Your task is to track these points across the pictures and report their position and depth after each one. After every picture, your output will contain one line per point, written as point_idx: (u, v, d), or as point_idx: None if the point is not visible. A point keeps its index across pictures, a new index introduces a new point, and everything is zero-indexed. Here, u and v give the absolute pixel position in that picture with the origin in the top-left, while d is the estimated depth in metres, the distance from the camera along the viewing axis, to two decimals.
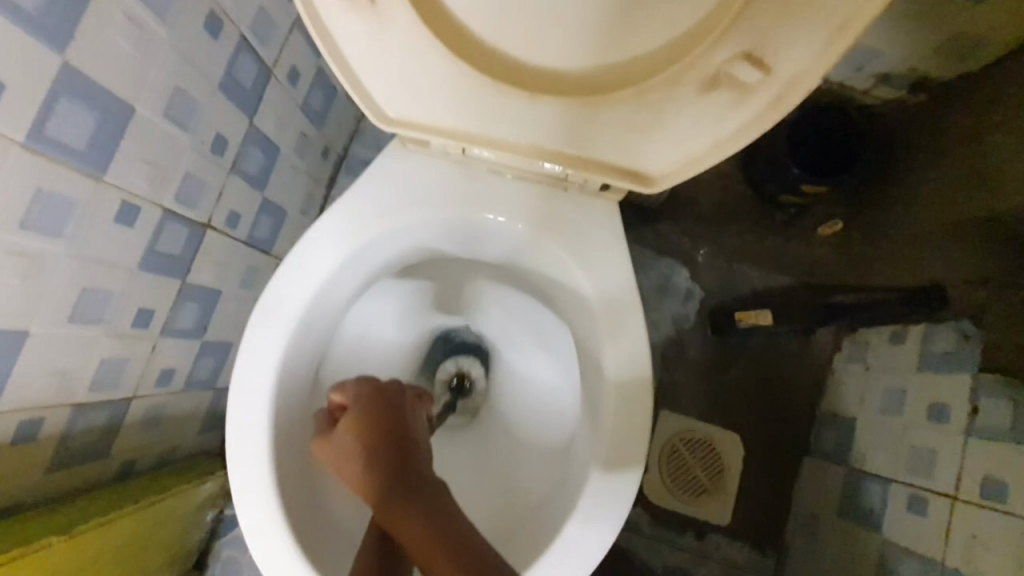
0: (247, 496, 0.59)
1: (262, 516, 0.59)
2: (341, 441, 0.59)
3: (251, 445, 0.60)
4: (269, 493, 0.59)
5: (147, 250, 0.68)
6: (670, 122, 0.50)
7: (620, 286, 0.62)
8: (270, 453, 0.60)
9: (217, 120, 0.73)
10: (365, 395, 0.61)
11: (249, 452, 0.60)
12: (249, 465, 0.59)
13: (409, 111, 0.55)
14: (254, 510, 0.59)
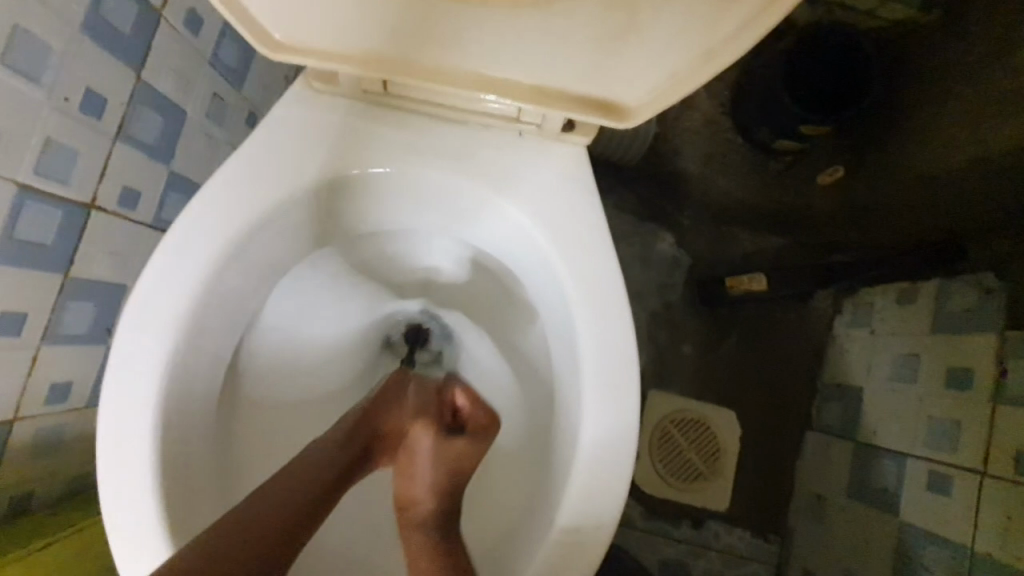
0: (129, 545, 0.46)
1: (148, 570, 0.45)
2: (439, 454, 0.52)
3: (133, 476, 0.47)
4: (158, 540, 0.46)
5: (4, 237, 0.55)
6: (648, 21, 0.37)
7: (591, 248, 0.50)
8: (161, 483, 0.47)
9: (88, 73, 0.58)
10: (473, 438, 0.53)
11: (131, 487, 0.46)
12: (134, 500, 0.46)
13: (307, 34, 0.42)
14: (139, 559, 0.46)
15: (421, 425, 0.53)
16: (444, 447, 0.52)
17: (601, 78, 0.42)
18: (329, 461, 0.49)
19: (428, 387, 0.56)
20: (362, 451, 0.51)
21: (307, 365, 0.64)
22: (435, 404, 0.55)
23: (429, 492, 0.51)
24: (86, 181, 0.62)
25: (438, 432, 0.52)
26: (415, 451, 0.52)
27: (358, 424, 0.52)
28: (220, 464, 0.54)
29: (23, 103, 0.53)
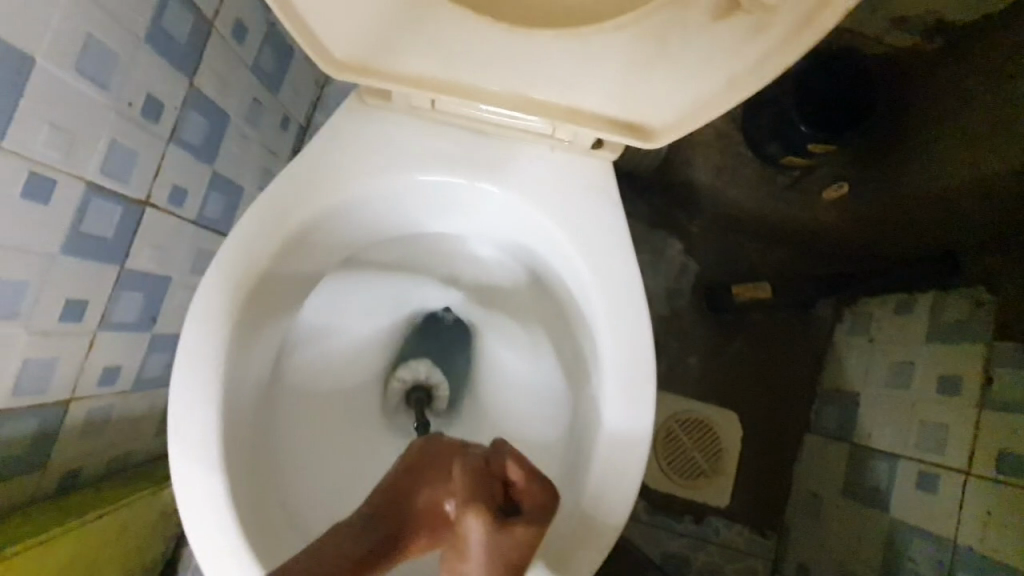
0: (194, 513, 0.51)
1: (212, 535, 0.51)
2: (494, 553, 0.42)
3: (197, 452, 0.52)
4: (221, 509, 0.51)
5: (72, 231, 0.59)
6: (675, 55, 0.42)
7: (613, 255, 0.55)
8: (223, 459, 0.52)
9: (149, 80, 0.63)
10: (526, 518, 0.44)
11: (196, 461, 0.52)
12: (198, 474, 0.51)
13: (367, 56, 0.47)
14: (205, 527, 0.51)
15: (472, 513, 0.42)
16: (498, 547, 0.42)
17: (631, 105, 0.47)
18: (363, 539, 0.43)
19: (484, 453, 0.47)
20: (397, 530, 0.44)
21: (341, 356, 0.68)
22: (486, 483, 0.44)
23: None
24: (144, 180, 0.66)
25: (494, 534, 0.41)
26: (467, 549, 0.41)
27: (390, 501, 0.45)
28: (270, 446, 0.59)
29: (95, 108, 0.57)
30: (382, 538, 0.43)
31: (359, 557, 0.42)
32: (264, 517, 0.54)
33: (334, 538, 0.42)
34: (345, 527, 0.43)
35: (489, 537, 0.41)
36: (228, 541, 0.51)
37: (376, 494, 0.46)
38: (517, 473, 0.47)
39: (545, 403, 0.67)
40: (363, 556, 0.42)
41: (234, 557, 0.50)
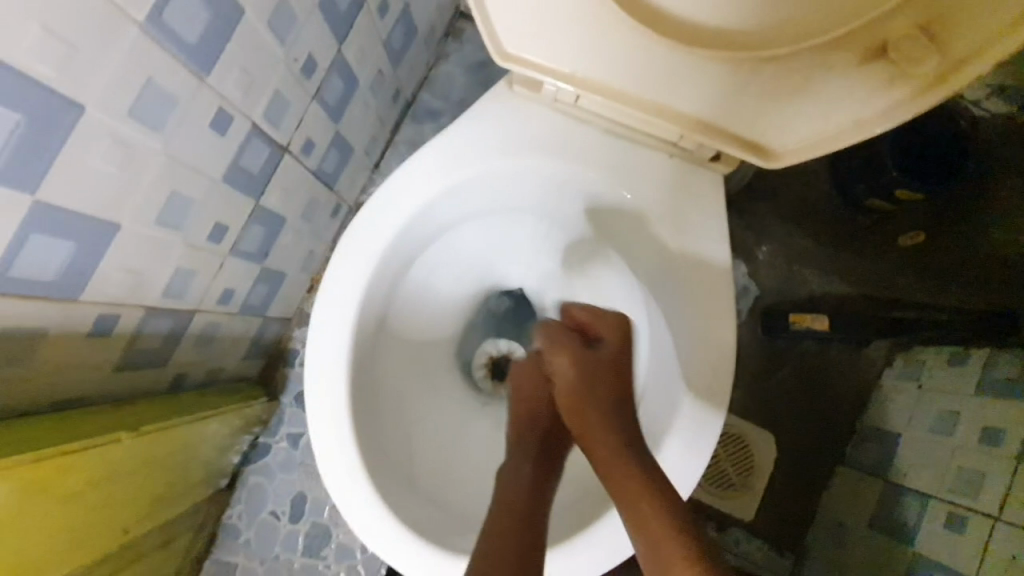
0: (321, 419, 0.60)
1: (331, 440, 0.59)
2: (580, 373, 0.54)
3: (329, 368, 0.60)
4: (342, 419, 0.60)
5: (231, 163, 0.66)
6: (814, 89, 0.48)
7: (711, 259, 0.61)
8: (345, 382, 0.60)
9: (313, 41, 0.71)
10: (603, 344, 0.56)
11: (328, 376, 0.60)
12: (327, 389, 0.60)
13: (532, 49, 0.53)
14: (324, 435, 0.59)
15: (556, 348, 0.56)
16: (582, 364, 0.54)
17: (760, 126, 0.52)
18: (518, 420, 0.56)
19: (554, 324, 0.58)
20: (542, 402, 0.56)
21: (434, 312, 0.75)
22: (562, 331, 0.57)
23: (579, 415, 0.52)
24: (289, 128, 0.74)
25: (576, 349, 0.55)
26: (560, 380, 0.54)
27: (517, 399, 0.57)
28: (374, 379, 0.66)
29: (274, 60, 0.64)
30: (540, 416, 0.55)
31: (523, 443, 0.54)
32: (370, 437, 0.62)
33: (512, 431, 0.55)
34: (513, 421, 0.56)
35: (565, 351, 0.55)
36: (344, 450, 0.59)
37: (514, 385, 0.59)
38: (584, 319, 0.58)
39: None
40: (514, 447, 0.54)
41: (348, 460, 0.59)
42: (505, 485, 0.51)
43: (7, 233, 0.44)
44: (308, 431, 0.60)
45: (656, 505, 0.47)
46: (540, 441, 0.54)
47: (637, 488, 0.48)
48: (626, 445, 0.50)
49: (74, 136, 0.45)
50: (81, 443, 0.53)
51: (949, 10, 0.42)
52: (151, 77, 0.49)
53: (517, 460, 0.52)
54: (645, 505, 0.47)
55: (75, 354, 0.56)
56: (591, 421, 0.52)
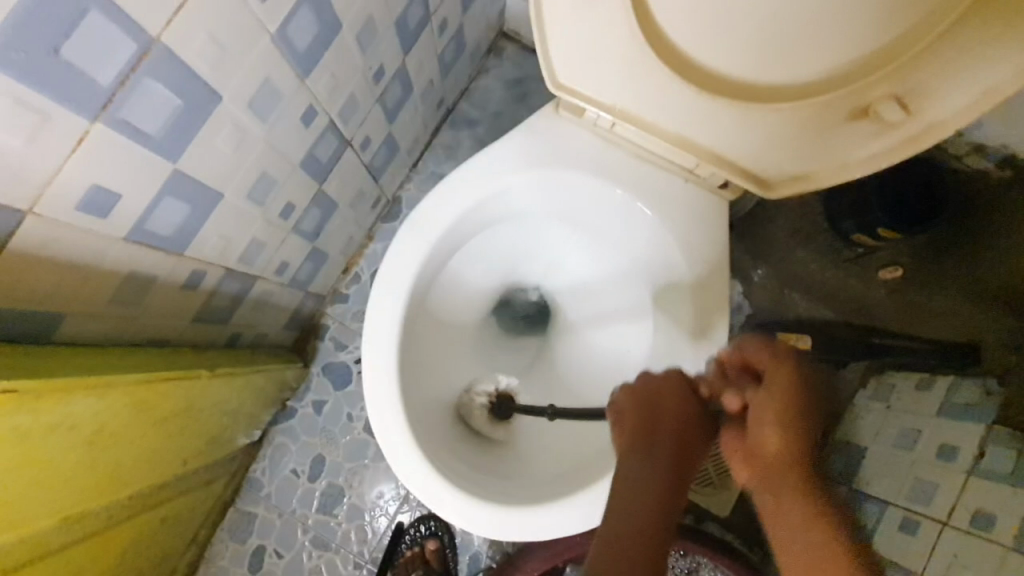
0: (375, 375, 0.70)
1: (380, 395, 0.69)
2: (777, 401, 0.52)
3: (382, 335, 0.70)
4: (391, 378, 0.70)
5: (308, 151, 0.76)
6: (810, 137, 0.59)
7: (714, 272, 0.72)
8: (397, 350, 0.70)
9: (385, 53, 0.81)
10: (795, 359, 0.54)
11: (382, 341, 0.70)
12: (379, 354, 0.70)
13: (580, 81, 0.64)
14: (376, 393, 0.69)
15: (733, 389, 0.56)
16: (766, 385, 0.53)
17: (761, 162, 0.64)
18: (629, 420, 0.56)
19: (734, 351, 0.57)
20: (677, 431, 0.55)
21: (466, 298, 0.86)
22: (741, 376, 0.57)
23: (771, 437, 0.51)
24: (354, 126, 0.84)
25: (783, 387, 0.52)
26: (761, 419, 0.52)
27: (638, 402, 0.57)
28: (414, 350, 0.76)
29: (354, 67, 0.75)
30: (674, 425, 0.55)
31: (657, 448, 0.54)
32: (411, 398, 0.72)
33: (623, 442, 0.55)
34: (622, 427, 0.56)
35: (758, 393, 0.53)
36: (392, 403, 0.69)
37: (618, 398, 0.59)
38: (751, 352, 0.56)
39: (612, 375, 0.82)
40: (629, 451, 0.54)
41: (394, 411, 0.69)
42: (632, 484, 0.51)
43: (150, 194, 0.53)
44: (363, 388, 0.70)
45: (830, 534, 0.47)
46: (675, 450, 0.54)
47: (832, 560, 0.46)
48: (781, 498, 0.50)
49: (212, 120, 0.55)
50: (175, 373, 0.63)
51: (922, 86, 0.50)
52: (268, 77, 0.59)
53: (649, 459, 0.53)
54: (796, 513, 0.49)
55: (170, 302, 0.66)
56: (769, 457, 0.52)
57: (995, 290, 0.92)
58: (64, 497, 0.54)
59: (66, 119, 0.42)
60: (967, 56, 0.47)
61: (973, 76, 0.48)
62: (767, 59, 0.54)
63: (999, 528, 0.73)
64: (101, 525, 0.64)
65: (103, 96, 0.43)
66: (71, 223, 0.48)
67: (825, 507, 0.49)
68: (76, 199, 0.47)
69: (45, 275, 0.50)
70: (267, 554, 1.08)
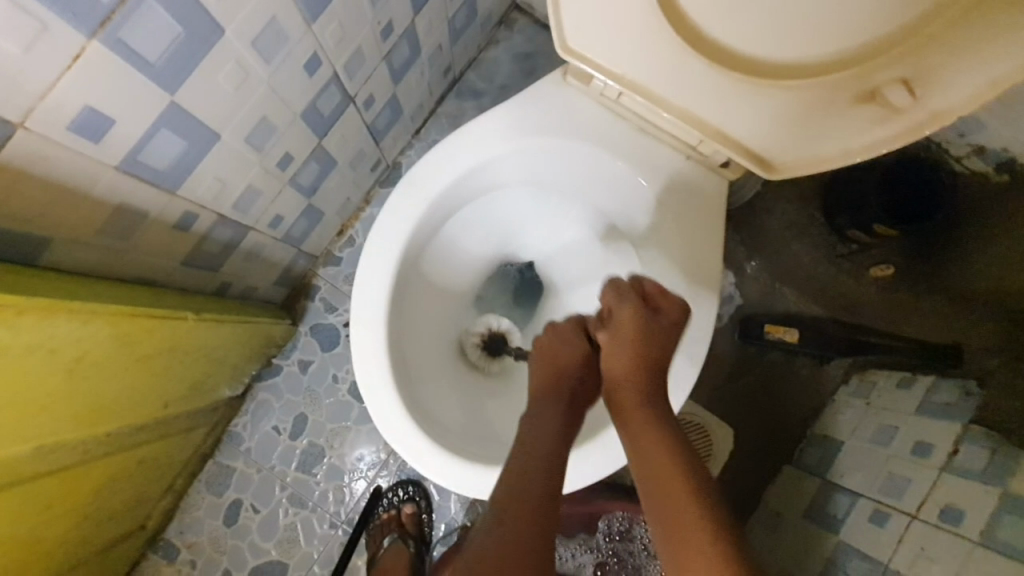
0: (362, 330, 0.70)
1: (366, 351, 0.69)
2: (619, 333, 0.56)
3: (373, 291, 0.70)
4: (379, 334, 0.70)
5: (311, 102, 0.75)
6: (815, 119, 0.59)
7: (708, 252, 0.71)
8: (386, 309, 0.70)
9: (396, 8, 0.80)
10: (627, 307, 0.57)
11: (373, 297, 0.70)
12: (368, 311, 0.70)
13: (590, 47, 0.63)
14: (362, 349, 0.69)
15: (601, 329, 0.57)
16: (627, 330, 0.56)
17: (766, 142, 0.64)
18: (544, 372, 0.58)
19: (621, 284, 0.60)
20: (563, 372, 0.57)
21: (461, 265, 0.86)
22: (608, 331, 0.57)
23: (624, 369, 0.54)
24: (359, 81, 0.83)
25: (640, 308, 0.57)
26: (610, 353, 0.55)
27: (546, 355, 0.59)
28: (405, 313, 0.76)
29: (363, 19, 0.73)
30: (561, 384, 0.57)
31: (550, 391, 0.56)
32: (399, 360, 0.72)
33: (531, 395, 0.57)
34: (529, 380, 0.58)
35: (613, 340, 0.55)
36: (378, 360, 0.69)
37: (534, 353, 0.60)
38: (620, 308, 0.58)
39: None
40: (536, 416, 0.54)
41: (380, 367, 0.69)
42: (528, 430, 0.53)
43: (146, 125, 0.52)
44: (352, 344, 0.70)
45: (663, 437, 0.48)
46: (564, 386, 0.57)
47: (671, 477, 0.46)
48: (636, 410, 0.51)
49: (214, 54, 0.54)
50: (165, 312, 0.63)
51: (931, 72, 0.50)
52: (274, 16, 0.58)
53: (550, 412, 0.55)
54: (654, 432, 0.49)
55: (159, 241, 0.65)
56: (628, 392, 0.52)
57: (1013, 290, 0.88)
58: (39, 425, 0.54)
59: (63, 32, 0.41)
60: (979, 43, 0.47)
61: (982, 65, 0.48)
62: (782, 35, 0.53)
63: (966, 522, 0.74)
64: (74, 458, 0.64)
65: (103, 12, 0.42)
66: (64, 144, 0.47)
67: (667, 431, 0.49)
68: (69, 119, 0.46)
69: (36, 196, 0.49)
70: (244, 508, 1.08)
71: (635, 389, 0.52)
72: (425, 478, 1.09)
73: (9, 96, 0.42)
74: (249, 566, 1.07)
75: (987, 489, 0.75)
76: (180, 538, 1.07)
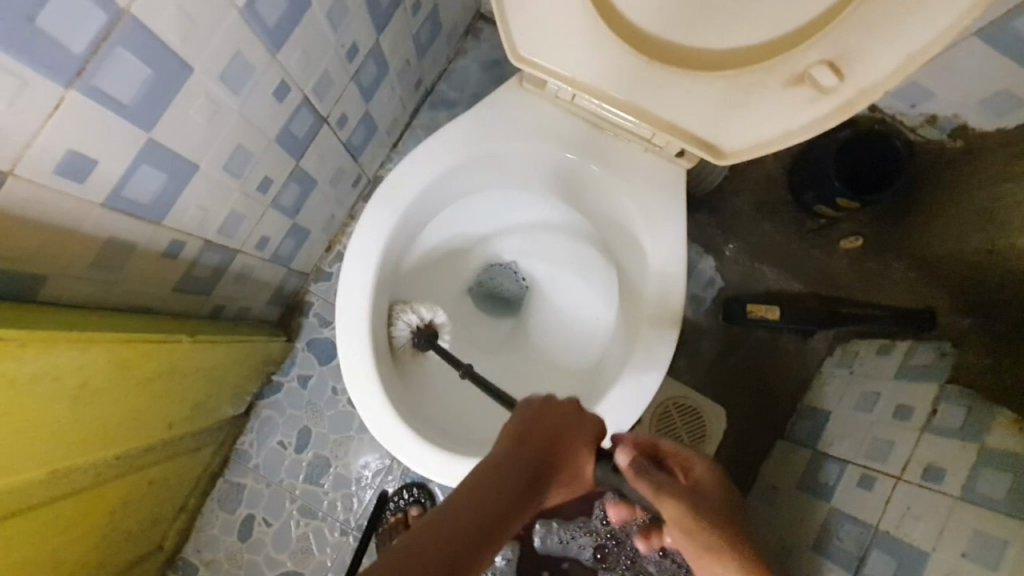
0: (348, 336, 0.73)
1: (353, 357, 0.73)
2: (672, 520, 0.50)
3: (356, 297, 0.73)
4: (364, 340, 0.73)
5: (284, 126, 0.79)
6: (754, 104, 0.62)
7: (671, 235, 0.75)
8: (370, 313, 0.74)
9: (358, 30, 0.84)
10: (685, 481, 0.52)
11: (356, 302, 0.73)
12: (352, 316, 0.73)
13: (538, 53, 0.67)
14: (347, 350, 0.73)
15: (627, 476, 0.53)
16: (665, 506, 0.50)
17: (714, 131, 0.67)
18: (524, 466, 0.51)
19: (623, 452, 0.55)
20: (566, 455, 0.53)
21: (441, 270, 0.89)
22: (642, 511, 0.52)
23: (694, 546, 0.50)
24: (330, 102, 0.87)
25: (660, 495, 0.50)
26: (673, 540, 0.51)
27: (536, 444, 0.52)
28: (387, 316, 0.80)
29: (327, 45, 0.77)
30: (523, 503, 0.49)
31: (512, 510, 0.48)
32: (384, 360, 0.76)
33: (487, 475, 0.48)
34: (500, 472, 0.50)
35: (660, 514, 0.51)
36: (363, 363, 0.72)
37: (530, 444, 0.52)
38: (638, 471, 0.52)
39: (590, 337, 0.87)
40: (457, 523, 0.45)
41: (367, 372, 0.72)
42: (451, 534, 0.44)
43: (127, 161, 0.56)
44: (338, 349, 0.73)
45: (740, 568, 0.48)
46: (526, 484, 0.49)
47: None
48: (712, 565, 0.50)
49: (185, 91, 0.58)
50: (160, 335, 0.66)
51: (851, 52, 0.54)
52: (238, 51, 0.61)
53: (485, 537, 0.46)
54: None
55: (149, 270, 0.69)
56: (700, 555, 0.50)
57: (982, 247, 0.86)
58: (49, 449, 0.58)
59: (42, 85, 0.45)
60: (886, 22, 0.50)
61: (894, 42, 0.52)
62: (714, 25, 0.57)
63: (947, 480, 0.76)
64: (86, 482, 0.67)
65: (78, 65, 0.46)
66: (52, 186, 0.51)
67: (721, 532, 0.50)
68: (54, 164, 0.50)
69: (29, 234, 0.52)
70: (256, 522, 1.12)
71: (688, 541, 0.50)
72: (429, 479, 1.12)
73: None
74: None
75: (964, 444, 0.77)
76: (198, 556, 1.11)
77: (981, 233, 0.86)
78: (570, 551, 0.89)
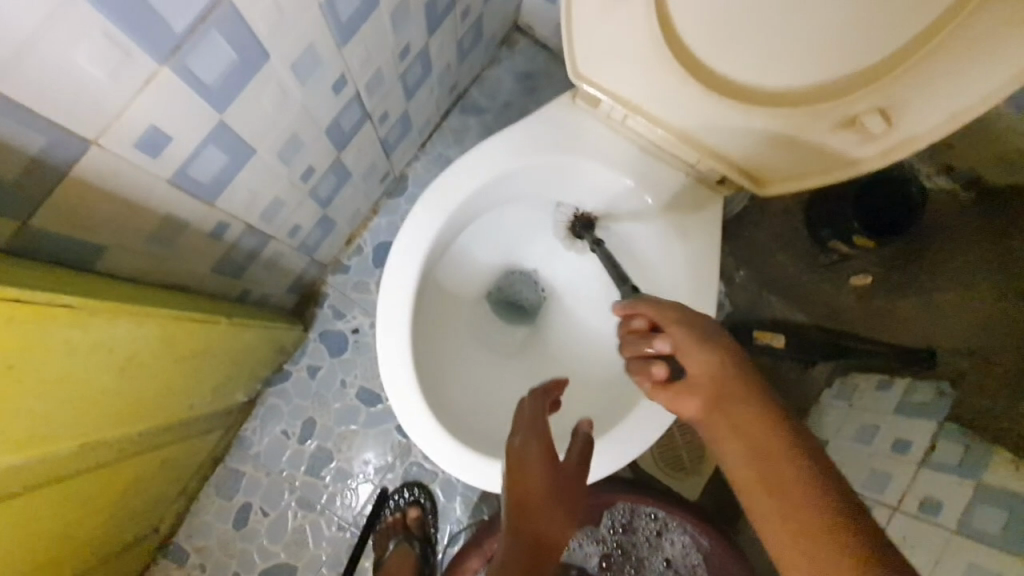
0: (386, 329, 0.74)
1: (390, 350, 0.74)
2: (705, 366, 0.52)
3: (399, 293, 0.75)
4: (404, 335, 0.74)
5: (335, 119, 0.79)
6: (802, 141, 0.66)
7: (706, 258, 0.78)
8: (410, 309, 0.75)
9: (413, 31, 0.85)
10: (711, 328, 0.55)
11: (398, 297, 0.75)
12: (392, 315, 0.74)
13: (600, 72, 0.69)
14: (386, 349, 0.74)
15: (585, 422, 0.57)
16: (693, 334, 0.53)
17: (757, 163, 0.71)
18: (537, 449, 0.53)
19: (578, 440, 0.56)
20: (545, 494, 0.50)
21: (474, 272, 0.91)
22: (679, 331, 0.54)
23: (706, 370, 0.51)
24: (377, 99, 0.88)
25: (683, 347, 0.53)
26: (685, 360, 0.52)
27: (524, 507, 0.49)
28: (424, 312, 0.81)
29: (385, 43, 0.79)
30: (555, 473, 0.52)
31: (550, 475, 0.52)
32: (420, 361, 0.77)
33: None
34: (522, 461, 0.53)
35: (689, 345, 0.53)
36: (402, 356, 0.74)
37: (522, 438, 0.55)
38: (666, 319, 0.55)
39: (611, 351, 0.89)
40: (518, 515, 0.49)
41: (404, 366, 0.73)
42: (526, 525, 0.48)
43: (198, 141, 0.57)
44: (375, 340, 0.74)
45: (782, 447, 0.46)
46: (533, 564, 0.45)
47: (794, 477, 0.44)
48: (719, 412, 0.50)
49: (260, 76, 0.58)
50: (203, 315, 0.67)
51: (902, 103, 0.57)
52: (312, 42, 0.62)
53: (539, 508, 0.49)
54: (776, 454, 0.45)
55: (194, 249, 0.69)
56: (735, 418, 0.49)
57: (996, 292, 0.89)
58: (91, 421, 0.57)
59: (142, 60, 0.46)
60: (939, 82, 0.54)
61: (943, 101, 0.55)
62: (775, 64, 0.60)
63: (943, 513, 0.80)
64: (110, 456, 0.66)
65: (175, 43, 0.47)
66: (128, 159, 0.51)
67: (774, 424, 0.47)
68: (135, 138, 0.50)
69: (96, 203, 0.52)
70: (253, 511, 1.10)
71: (704, 360, 0.52)
72: (430, 479, 1.13)
73: (91, 117, 0.46)
74: (258, 568, 1.09)
75: (961, 481, 0.81)
76: (190, 542, 1.09)
77: (993, 278, 0.90)
78: (575, 560, 0.89)
